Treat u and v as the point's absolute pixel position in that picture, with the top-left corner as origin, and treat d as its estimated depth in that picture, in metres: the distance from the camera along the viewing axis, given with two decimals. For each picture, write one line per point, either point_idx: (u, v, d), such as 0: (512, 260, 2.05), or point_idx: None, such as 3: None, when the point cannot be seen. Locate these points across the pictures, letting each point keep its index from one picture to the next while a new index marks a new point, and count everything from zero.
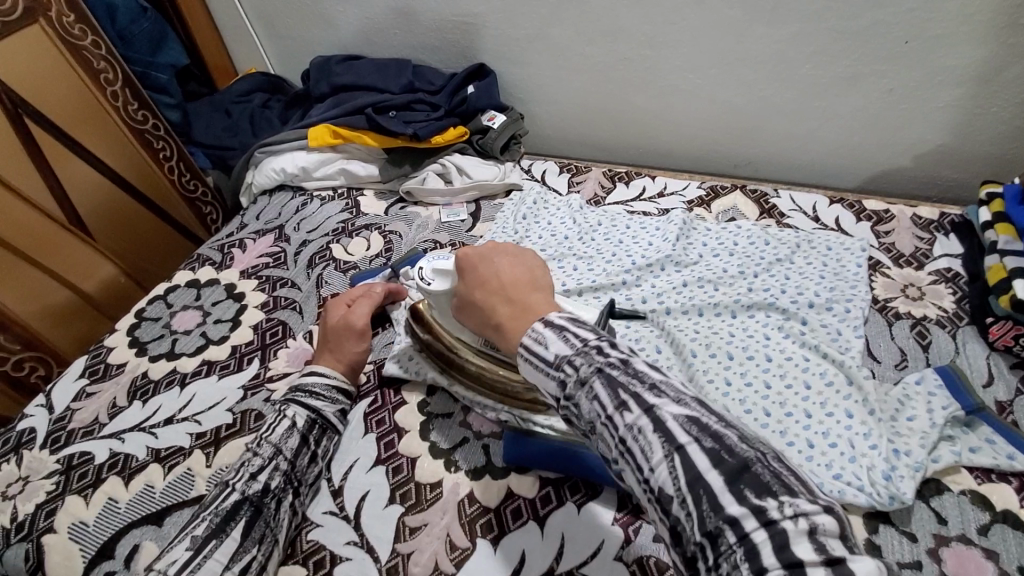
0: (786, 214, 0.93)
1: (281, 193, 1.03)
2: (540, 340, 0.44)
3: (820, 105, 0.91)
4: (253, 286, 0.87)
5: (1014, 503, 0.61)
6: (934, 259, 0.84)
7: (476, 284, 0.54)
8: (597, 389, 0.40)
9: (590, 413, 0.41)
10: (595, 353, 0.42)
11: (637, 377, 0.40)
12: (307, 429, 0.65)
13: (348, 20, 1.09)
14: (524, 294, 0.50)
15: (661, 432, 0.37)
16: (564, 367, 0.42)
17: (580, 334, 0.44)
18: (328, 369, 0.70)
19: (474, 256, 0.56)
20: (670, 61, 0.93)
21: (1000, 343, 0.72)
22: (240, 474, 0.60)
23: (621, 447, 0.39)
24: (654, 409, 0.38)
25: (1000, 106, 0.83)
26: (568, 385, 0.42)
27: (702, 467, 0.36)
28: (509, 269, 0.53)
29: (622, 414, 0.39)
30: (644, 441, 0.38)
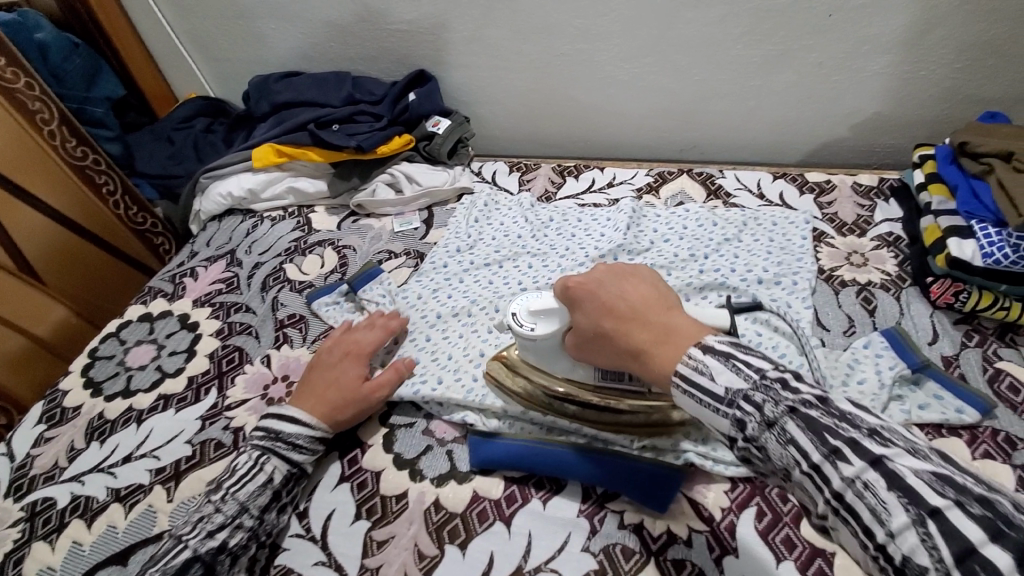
0: (731, 193, 0.94)
1: (231, 218, 1.02)
2: (703, 369, 0.44)
3: (757, 85, 0.93)
4: (207, 315, 0.86)
5: (966, 455, 0.63)
6: (875, 225, 0.86)
7: (603, 314, 0.53)
8: (791, 430, 0.40)
9: (783, 458, 0.40)
10: (779, 388, 0.42)
11: (847, 421, 0.39)
12: (282, 484, 0.63)
13: (283, 38, 1.08)
14: (662, 316, 0.50)
15: (898, 488, 0.35)
16: (741, 403, 0.42)
17: (751, 364, 0.43)
18: (309, 415, 0.66)
19: (590, 283, 0.55)
20: (608, 53, 0.94)
21: (942, 301, 0.74)
22: (196, 530, 0.58)
23: (841, 504, 0.37)
24: (883, 462, 0.36)
25: (925, 70, 0.86)
26: (750, 424, 0.42)
27: (975, 538, 0.32)
28: (634, 290, 0.53)
29: (837, 464, 0.37)
30: (875, 498, 0.36)
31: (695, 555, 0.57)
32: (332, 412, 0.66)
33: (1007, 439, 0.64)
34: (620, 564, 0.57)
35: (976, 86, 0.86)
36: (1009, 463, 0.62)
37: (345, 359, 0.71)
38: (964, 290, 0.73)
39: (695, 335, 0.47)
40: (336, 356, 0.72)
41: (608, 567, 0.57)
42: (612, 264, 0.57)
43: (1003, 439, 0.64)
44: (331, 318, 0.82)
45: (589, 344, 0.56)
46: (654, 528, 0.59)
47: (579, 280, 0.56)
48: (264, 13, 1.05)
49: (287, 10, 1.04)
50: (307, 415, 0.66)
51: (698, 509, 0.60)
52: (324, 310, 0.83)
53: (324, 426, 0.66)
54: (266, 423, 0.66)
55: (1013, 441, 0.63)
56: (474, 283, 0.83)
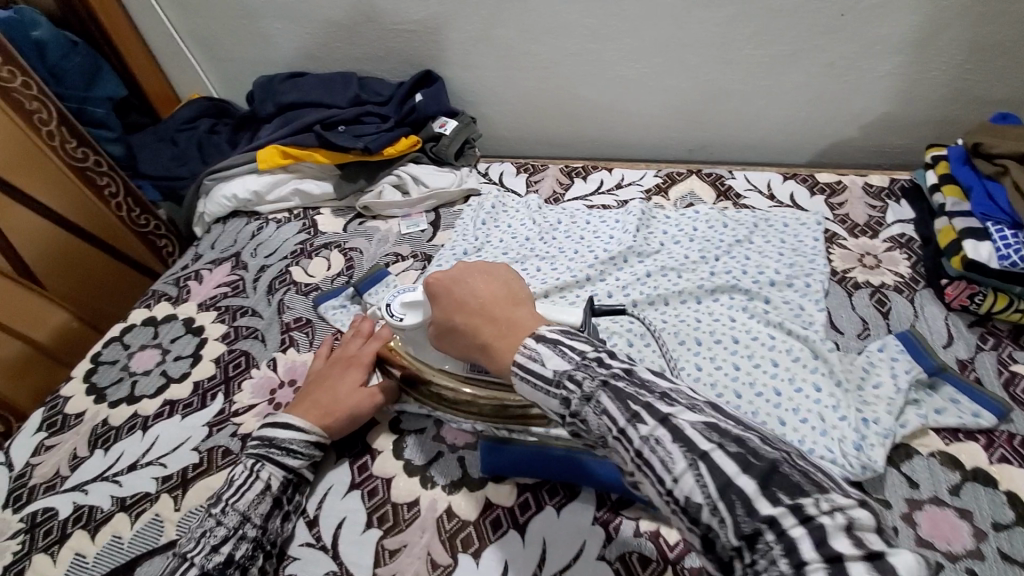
0: (742, 194, 0.93)
1: (235, 220, 1.01)
2: (535, 357, 0.44)
3: (766, 85, 0.92)
4: (211, 319, 0.85)
5: (982, 461, 0.62)
6: (888, 227, 0.86)
7: (456, 309, 0.52)
8: (604, 403, 0.40)
9: (599, 428, 0.41)
10: (595, 366, 0.42)
11: (645, 387, 0.40)
12: (281, 490, 0.62)
13: (287, 37, 1.07)
14: (506, 310, 0.49)
15: (681, 441, 0.37)
16: (566, 383, 0.42)
17: (577, 347, 0.43)
18: (304, 422, 0.65)
19: (446, 278, 0.54)
20: (615, 54, 0.93)
21: (956, 304, 0.74)
22: (199, 546, 0.55)
23: (639, 462, 0.38)
24: (669, 419, 0.38)
25: (936, 70, 0.85)
26: (573, 401, 0.42)
27: (730, 472, 0.35)
28: (488, 286, 0.52)
29: (636, 425, 0.38)
30: (664, 450, 0.37)
31: None
32: (326, 419, 0.66)
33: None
34: (637, 572, 0.56)
35: (989, 86, 0.86)
36: None
37: (344, 368, 0.69)
38: (979, 292, 0.72)
39: (533, 327, 0.47)
40: (336, 366, 0.70)
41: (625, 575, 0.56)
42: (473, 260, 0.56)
43: (1019, 443, 0.63)
44: (338, 322, 0.81)
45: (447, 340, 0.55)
46: (670, 536, 0.58)
47: (438, 275, 0.55)
48: (267, 12, 1.04)
49: (291, 9, 1.02)
50: (301, 422, 0.65)
51: None
52: (331, 314, 0.82)
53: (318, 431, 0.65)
54: (265, 430, 0.64)
55: None
56: None
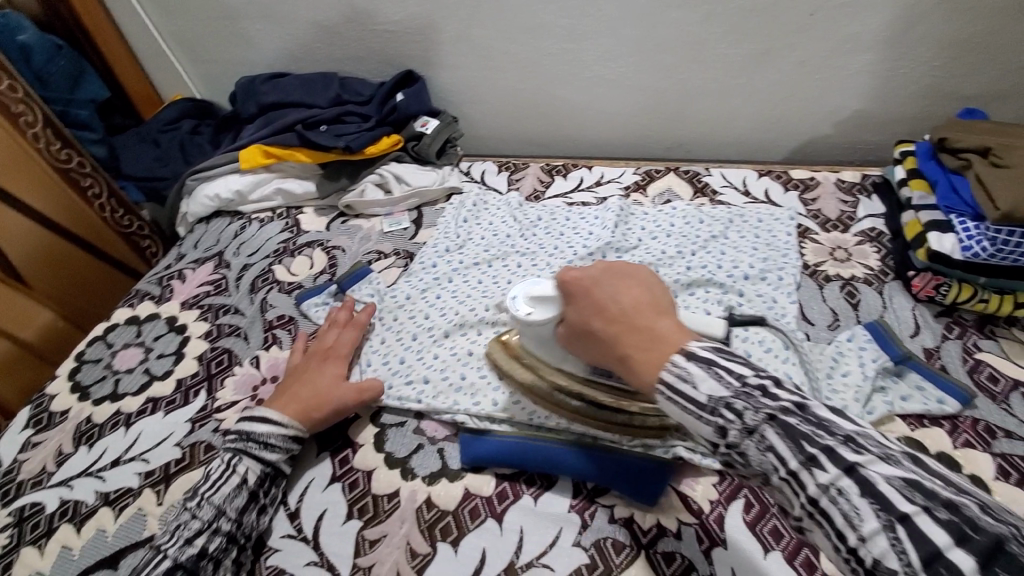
0: (718, 190, 0.95)
1: (219, 220, 1.02)
2: (686, 377, 0.42)
3: (740, 84, 0.94)
4: (195, 317, 0.86)
5: (947, 445, 0.64)
6: (859, 221, 0.88)
7: (595, 313, 0.51)
8: (770, 438, 0.39)
9: (762, 464, 0.39)
10: (758, 395, 0.40)
11: (823, 428, 0.38)
12: (257, 485, 0.62)
13: (269, 38, 1.08)
14: (651, 321, 0.47)
15: (872, 496, 0.34)
16: (723, 411, 0.41)
17: (734, 370, 0.41)
18: (282, 415, 0.66)
19: (589, 278, 0.53)
20: (593, 54, 0.95)
21: (923, 294, 0.76)
22: (174, 538, 0.57)
23: (813, 510, 0.37)
24: (856, 469, 0.35)
25: (903, 68, 0.88)
26: (731, 431, 0.41)
27: (941, 542, 0.31)
28: (630, 290, 0.50)
29: (812, 471, 0.37)
30: (848, 503, 0.35)
31: (685, 547, 0.57)
32: (307, 412, 0.67)
33: (987, 428, 0.65)
34: (611, 558, 0.58)
35: (954, 84, 0.88)
36: (989, 452, 0.63)
37: (321, 361, 0.72)
38: (944, 283, 0.74)
39: (682, 342, 0.45)
40: (314, 360, 0.73)
41: (599, 560, 0.58)
42: (609, 260, 0.54)
43: (982, 428, 0.65)
44: (320, 318, 0.82)
45: (576, 341, 0.55)
46: (644, 522, 0.60)
47: (575, 274, 0.54)
48: (249, 14, 1.05)
49: (273, 11, 1.03)
50: (280, 415, 0.66)
51: (687, 501, 0.61)
52: (313, 311, 0.83)
53: (298, 425, 0.66)
54: (243, 424, 0.65)
55: (992, 430, 0.65)
56: (463, 283, 0.83)
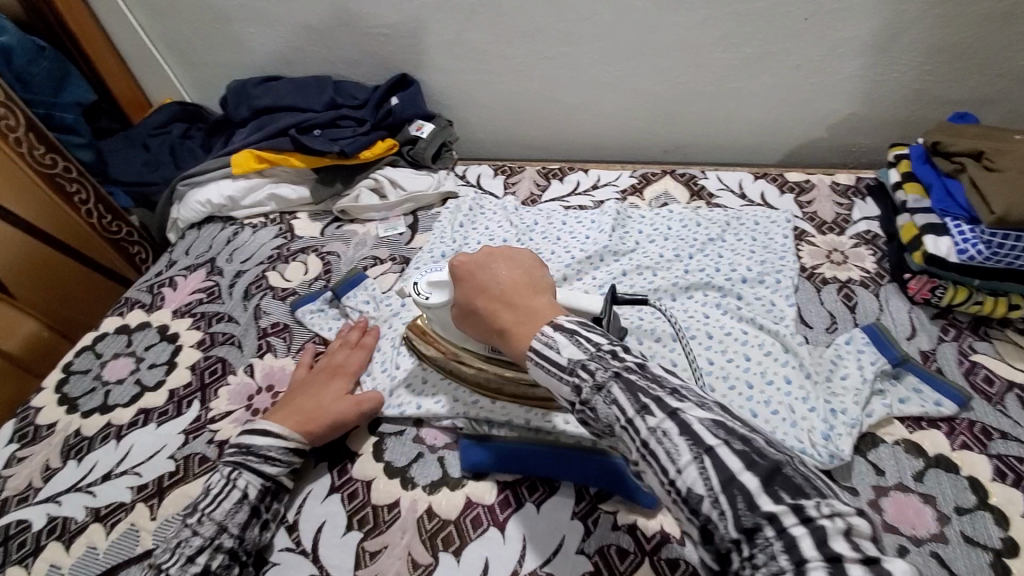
0: (714, 193, 0.96)
1: (210, 226, 1.00)
2: (552, 343, 0.46)
3: (735, 87, 0.94)
4: (187, 325, 0.84)
5: (945, 447, 0.65)
6: (854, 224, 0.88)
7: (479, 293, 0.55)
8: (615, 393, 0.41)
9: (607, 416, 0.42)
10: (609, 358, 0.43)
11: (656, 382, 0.41)
12: (258, 498, 0.61)
13: (260, 41, 1.06)
14: (527, 298, 0.51)
15: (687, 434, 0.37)
16: (579, 372, 0.43)
17: (592, 338, 0.45)
18: (283, 427, 0.64)
19: (473, 262, 0.57)
20: (588, 57, 0.94)
21: (919, 297, 0.76)
22: (174, 557, 0.54)
23: (644, 452, 0.39)
24: (678, 413, 0.38)
25: (896, 72, 0.88)
26: (584, 389, 0.43)
27: (735, 468, 0.35)
28: (511, 271, 0.54)
29: (644, 416, 0.39)
30: (670, 442, 0.37)
31: (689, 554, 0.57)
32: (307, 425, 0.65)
33: (983, 430, 0.66)
34: (615, 566, 0.57)
35: (946, 87, 0.89)
36: (985, 453, 0.64)
37: (330, 378, 0.71)
38: (941, 285, 0.75)
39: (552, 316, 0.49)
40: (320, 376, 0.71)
41: (603, 568, 0.57)
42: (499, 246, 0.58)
43: (979, 429, 0.66)
44: (316, 326, 0.81)
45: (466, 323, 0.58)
46: (647, 527, 0.59)
47: (464, 259, 0.57)
48: (240, 16, 1.03)
49: (264, 13, 1.02)
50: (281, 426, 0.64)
51: None
52: (308, 318, 0.82)
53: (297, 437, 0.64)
54: (243, 437, 0.63)
55: (988, 432, 0.66)
56: None
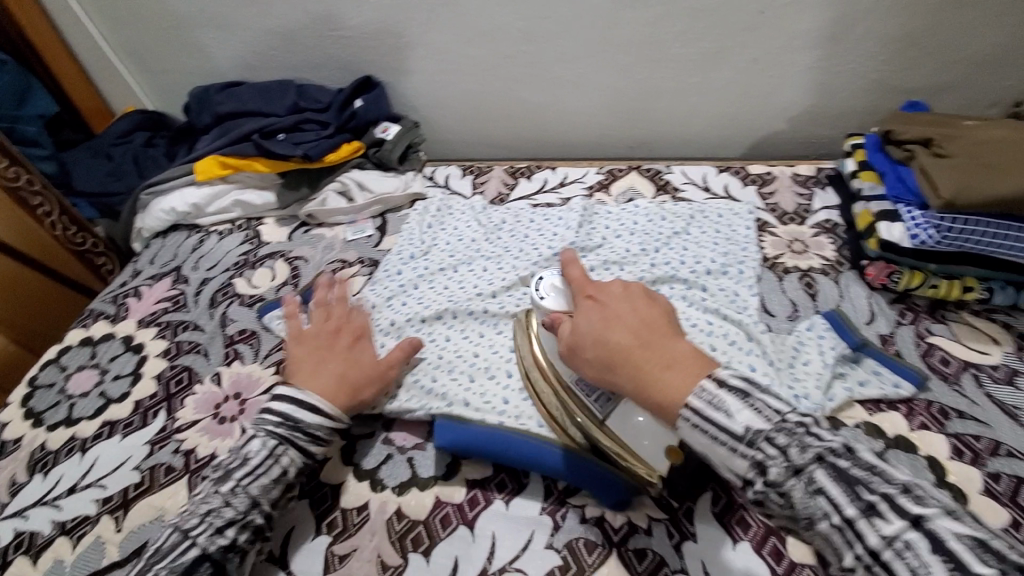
0: (679, 187, 0.97)
1: (175, 234, 0.99)
2: (719, 405, 0.44)
3: (696, 83, 0.96)
4: (152, 335, 0.83)
5: (903, 428, 0.66)
6: (814, 213, 0.90)
7: (607, 325, 0.51)
8: (821, 481, 0.41)
9: (810, 509, 0.41)
10: (803, 434, 0.43)
11: (875, 476, 0.40)
12: (293, 476, 0.60)
13: (223, 47, 1.05)
14: (672, 343, 0.49)
15: (940, 551, 0.35)
16: (763, 445, 0.43)
17: (773, 407, 0.44)
18: (322, 400, 0.63)
19: (600, 294, 0.54)
20: (550, 56, 0.95)
21: (877, 283, 0.78)
22: (203, 526, 0.54)
23: (875, 561, 0.37)
24: (923, 522, 0.37)
25: (851, 63, 0.90)
26: (775, 469, 0.42)
27: None
28: (646, 306, 0.52)
29: (875, 521, 0.38)
30: (916, 557, 0.36)
31: (656, 543, 0.58)
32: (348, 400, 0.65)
33: (940, 410, 0.68)
34: (584, 559, 0.58)
35: (898, 77, 0.91)
36: (942, 433, 0.66)
37: (353, 348, 0.70)
38: (897, 270, 0.76)
39: (706, 370, 0.47)
40: (342, 347, 0.70)
41: (572, 562, 0.58)
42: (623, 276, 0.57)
43: (936, 409, 0.68)
44: (283, 331, 0.80)
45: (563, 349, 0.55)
46: (615, 520, 0.60)
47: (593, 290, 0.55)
48: (201, 22, 1.02)
49: (225, 19, 1.01)
50: (324, 401, 0.63)
51: (657, 498, 0.61)
52: (276, 324, 0.81)
53: (341, 413, 0.64)
54: (279, 409, 0.62)
55: (945, 412, 0.67)
56: (429, 290, 0.83)
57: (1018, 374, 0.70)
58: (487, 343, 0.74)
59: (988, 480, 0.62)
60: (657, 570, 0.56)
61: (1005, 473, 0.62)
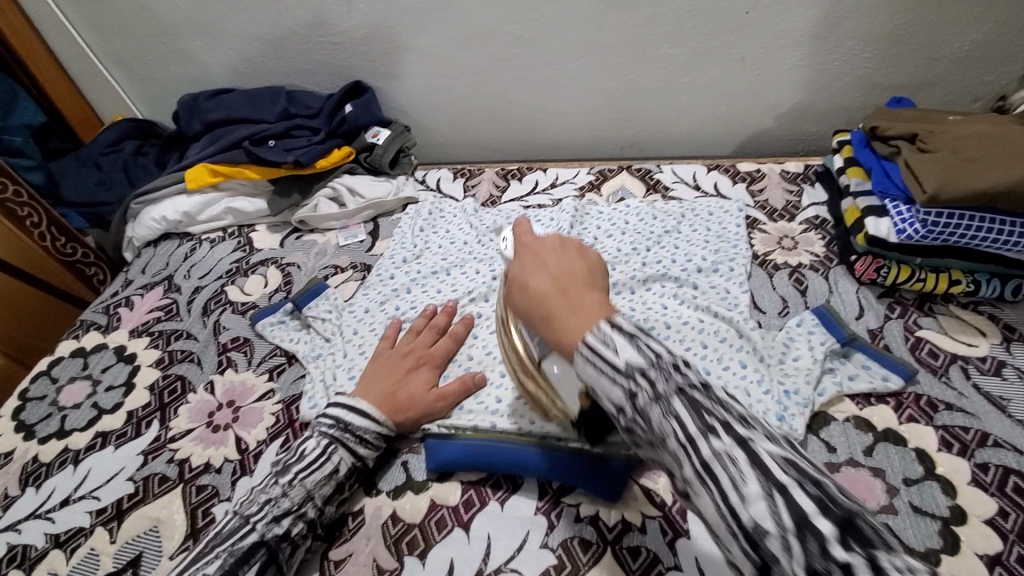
0: (670, 186, 0.98)
1: (167, 243, 0.99)
2: (609, 342, 0.42)
3: (684, 82, 0.96)
4: (145, 345, 0.83)
5: (892, 421, 0.67)
6: (804, 210, 0.91)
7: (529, 273, 0.52)
8: (677, 406, 0.39)
9: (662, 430, 0.39)
10: (672, 370, 0.40)
11: (723, 405, 0.39)
12: (345, 477, 0.62)
13: (212, 55, 1.05)
14: (584, 290, 0.48)
15: (758, 466, 0.35)
16: (636, 377, 0.40)
17: (654, 344, 0.42)
18: (375, 409, 0.65)
19: (530, 245, 0.55)
20: (539, 59, 0.96)
21: (865, 277, 0.79)
22: (263, 512, 0.57)
23: (705, 475, 0.37)
24: (749, 441, 0.36)
25: (837, 61, 0.91)
26: (640, 397, 0.40)
27: (809, 510, 0.32)
28: (572, 259, 0.52)
29: (711, 439, 0.37)
30: (736, 468, 0.35)
31: (650, 541, 0.59)
32: (395, 414, 0.66)
33: (929, 402, 0.68)
34: (579, 557, 0.58)
35: (884, 74, 0.92)
36: (930, 424, 0.66)
37: (417, 366, 0.70)
38: (885, 265, 0.77)
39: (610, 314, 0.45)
40: (406, 362, 0.71)
41: (567, 561, 0.58)
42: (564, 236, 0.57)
43: (924, 402, 0.68)
44: (277, 338, 0.80)
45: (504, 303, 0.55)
46: (609, 518, 0.61)
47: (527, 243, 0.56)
48: (190, 30, 1.02)
49: (213, 26, 1.01)
50: (373, 408, 0.65)
51: (650, 495, 0.62)
52: (269, 331, 0.81)
53: (387, 425, 0.65)
54: (335, 411, 0.65)
55: (934, 404, 0.68)
56: (422, 293, 0.83)
57: (1005, 365, 0.71)
58: (481, 345, 0.75)
59: (976, 471, 0.62)
60: (651, 567, 0.57)
61: (993, 463, 0.63)
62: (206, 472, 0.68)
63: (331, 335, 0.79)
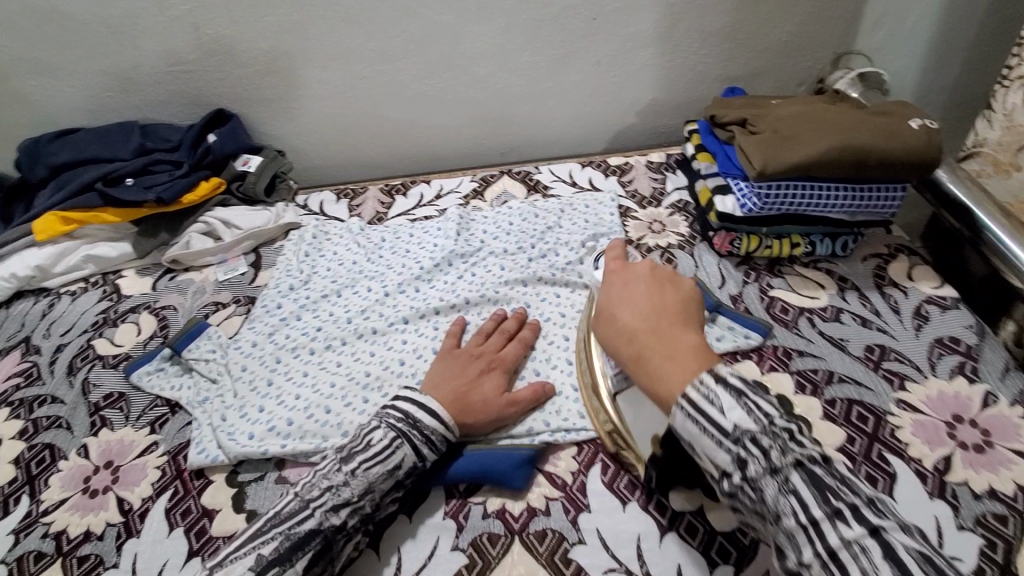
0: (549, 185, 1.03)
1: (20, 302, 0.90)
2: (714, 398, 0.48)
3: (548, 87, 1.02)
4: (3, 416, 0.75)
5: (756, 372, 0.75)
6: (668, 195, 0.99)
7: (627, 307, 0.58)
8: (798, 487, 0.44)
9: (777, 505, 0.44)
10: (786, 438, 0.46)
11: (845, 485, 0.44)
12: (404, 476, 0.59)
13: (50, 93, 0.96)
14: (676, 331, 0.54)
15: (891, 557, 0.40)
16: (750, 446, 0.46)
17: (764, 411, 0.47)
18: (444, 413, 0.63)
19: (619, 277, 0.62)
20: (405, 75, 0.97)
21: (723, 250, 0.88)
22: (321, 498, 0.55)
23: (832, 561, 0.41)
24: (881, 532, 0.41)
25: (679, 58, 1.01)
26: (755, 468, 0.45)
27: None
28: (662, 296, 0.58)
29: (837, 524, 0.42)
30: (867, 559, 0.40)
31: (554, 521, 0.62)
32: (465, 416, 0.64)
33: (784, 351, 0.77)
34: (488, 551, 0.60)
35: (720, 67, 1.03)
36: (788, 370, 0.75)
37: (487, 372, 0.69)
38: (737, 237, 0.87)
39: (704, 363, 0.51)
40: (474, 368, 0.69)
41: (477, 558, 0.60)
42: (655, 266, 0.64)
43: (781, 351, 0.77)
44: (155, 387, 0.75)
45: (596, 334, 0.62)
46: (515, 508, 0.63)
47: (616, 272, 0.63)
48: (18, 68, 0.93)
49: (49, 63, 0.93)
50: (442, 408, 0.63)
51: (552, 478, 0.66)
52: (146, 381, 0.76)
53: (453, 426, 0.63)
54: (401, 402, 0.63)
55: (789, 352, 0.77)
56: (313, 318, 0.82)
57: (842, 311, 0.82)
58: (379, 361, 0.75)
59: (826, 406, 0.72)
60: (559, 546, 0.60)
61: (839, 397, 0.72)
62: (86, 541, 0.62)
63: (217, 375, 0.76)
